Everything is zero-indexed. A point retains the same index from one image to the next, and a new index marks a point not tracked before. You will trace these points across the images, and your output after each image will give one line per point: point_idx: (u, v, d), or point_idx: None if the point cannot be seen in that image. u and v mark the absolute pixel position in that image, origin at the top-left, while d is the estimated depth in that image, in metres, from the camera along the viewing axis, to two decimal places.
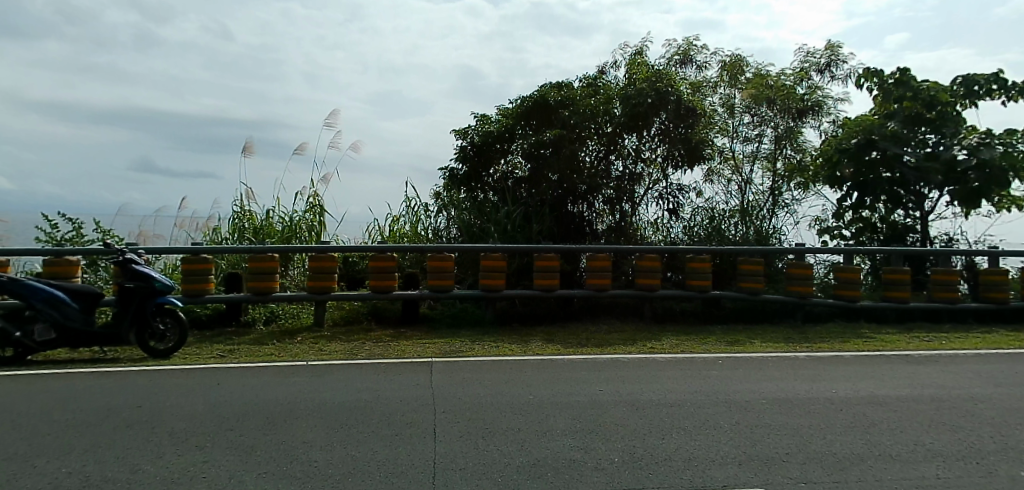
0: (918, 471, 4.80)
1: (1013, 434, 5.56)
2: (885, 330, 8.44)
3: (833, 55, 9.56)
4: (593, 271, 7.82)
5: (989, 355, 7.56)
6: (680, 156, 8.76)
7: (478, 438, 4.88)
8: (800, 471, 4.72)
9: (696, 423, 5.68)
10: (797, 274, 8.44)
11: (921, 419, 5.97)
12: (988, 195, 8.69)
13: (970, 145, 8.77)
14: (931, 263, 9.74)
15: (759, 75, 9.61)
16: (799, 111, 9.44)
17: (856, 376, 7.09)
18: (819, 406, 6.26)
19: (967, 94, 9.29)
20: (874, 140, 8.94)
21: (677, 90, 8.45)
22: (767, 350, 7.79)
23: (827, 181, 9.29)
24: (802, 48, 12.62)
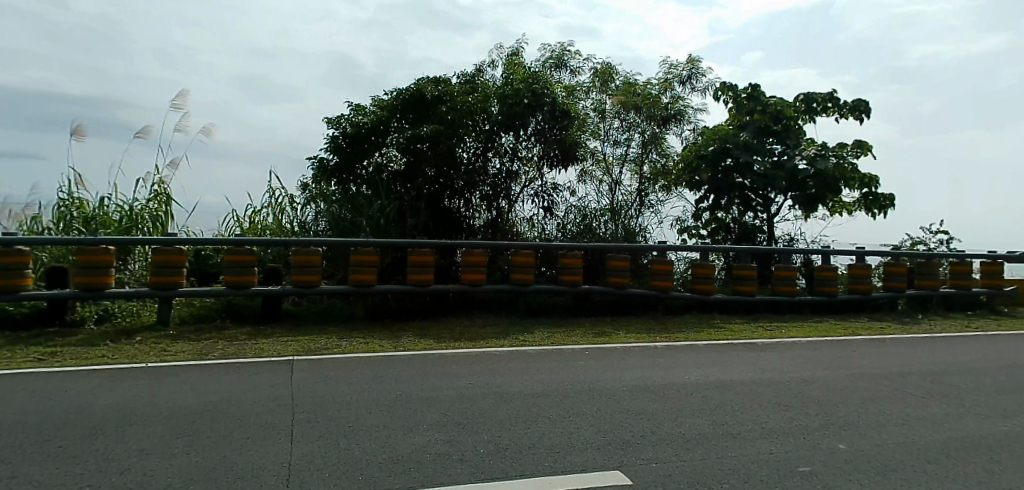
0: (754, 447, 5.34)
1: (832, 412, 6.38)
2: (734, 321, 9.26)
3: (694, 69, 10.33)
4: (467, 267, 7.84)
5: (818, 343, 8.58)
6: (555, 156, 9.06)
7: (339, 437, 4.76)
8: (651, 452, 5.07)
9: (560, 412, 5.92)
10: (660, 270, 9.05)
11: (758, 400, 6.64)
12: (823, 201, 9.79)
13: (809, 156, 9.82)
14: (775, 260, 10.78)
15: (628, 83, 10.11)
16: (663, 118, 10.05)
17: (706, 363, 7.74)
18: (671, 391, 6.76)
19: (807, 110, 10.24)
20: (728, 148, 9.74)
21: (552, 92, 8.74)
22: (630, 341, 8.29)
23: (687, 184, 9.98)
24: (666, 61, 13.37)
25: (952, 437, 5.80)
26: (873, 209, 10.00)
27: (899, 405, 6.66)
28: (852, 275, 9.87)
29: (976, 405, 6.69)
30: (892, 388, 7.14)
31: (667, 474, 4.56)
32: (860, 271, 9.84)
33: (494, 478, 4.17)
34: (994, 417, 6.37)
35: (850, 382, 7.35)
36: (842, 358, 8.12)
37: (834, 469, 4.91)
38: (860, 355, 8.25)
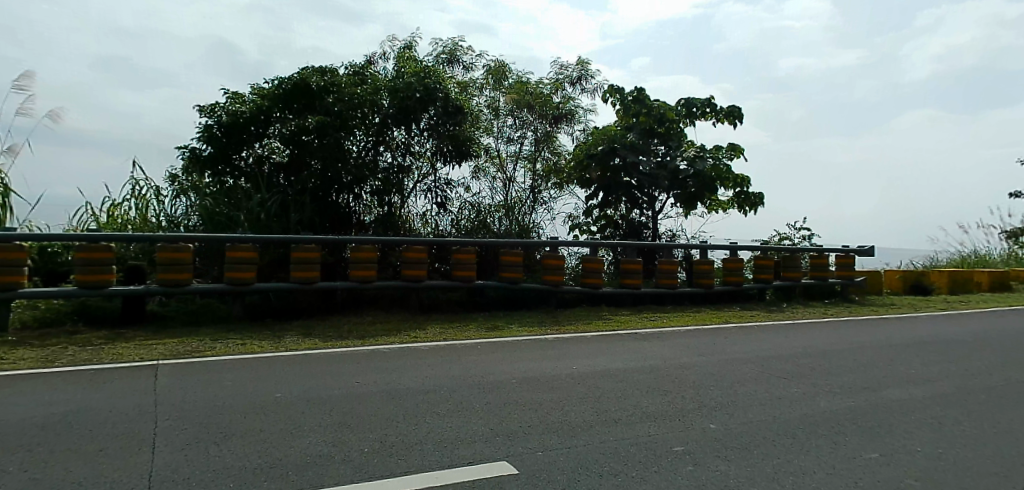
0: (635, 431, 5.65)
1: (705, 395, 6.91)
2: (620, 312, 9.73)
3: (584, 71, 10.70)
4: (356, 263, 7.68)
5: (695, 331, 9.23)
6: (448, 152, 9.11)
7: (210, 443, 4.51)
8: (538, 441, 5.23)
9: (449, 407, 5.95)
10: (551, 265, 9.31)
11: (639, 386, 7.04)
12: (701, 199, 10.46)
13: (689, 157, 10.44)
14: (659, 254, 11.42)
15: (520, 82, 10.27)
16: (554, 117, 10.37)
17: (593, 353, 8.09)
18: (558, 381, 7.00)
19: (687, 114, 10.91)
20: (616, 148, 10.19)
21: (444, 87, 8.84)
22: (521, 334, 8.48)
23: (578, 182, 10.34)
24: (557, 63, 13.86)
25: (806, 414, 6.48)
26: (745, 207, 10.69)
27: (762, 387, 7.32)
28: (727, 268, 10.57)
29: (826, 384, 7.50)
30: (757, 371, 7.84)
31: (552, 461, 4.74)
32: (734, 264, 10.56)
33: (378, 476, 4.12)
34: (840, 394, 7.18)
35: (722, 366, 7.98)
36: (716, 345, 8.79)
37: (705, 448, 5.34)
38: (731, 341, 8.97)
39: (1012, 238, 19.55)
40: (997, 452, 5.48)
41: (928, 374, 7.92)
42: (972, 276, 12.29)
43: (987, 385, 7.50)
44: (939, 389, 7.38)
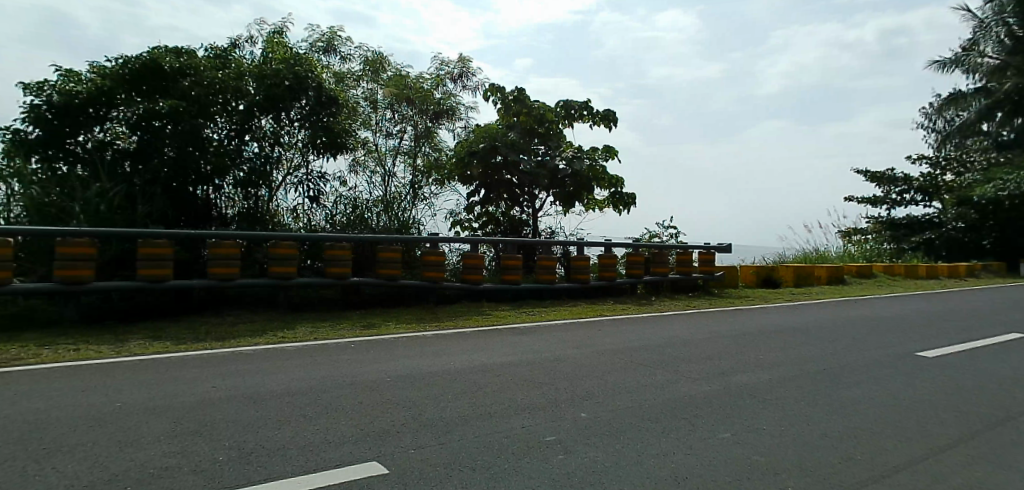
0: (509, 424, 5.78)
1: (578, 385, 7.23)
2: (500, 307, 9.90)
3: (465, 68, 10.78)
4: (217, 259, 7.27)
5: (571, 325, 9.61)
6: (322, 144, 8.82)
7: (29, 461, 4.02)
8: (411, 439, 5.19)
9: (318, 408, 5.76)
10: (431, 261, 9.27)
11: (515, 380, 7.21)
12: (579, 198, 10.89)
13: (567, 157, 10.75)
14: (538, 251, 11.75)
15: (399, 75, 10.26)
16: (435, 113, 10.36)
17: (471, 349, 8.17)
18: (436, 378, 7.01)
19: (566, 116, 11.28)
20: (497, 146, 10.28)
21: (317, 77, 8.69)
22: (398, 331, 8.39)
23: (460, 178, 10.36)
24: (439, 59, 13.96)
25: (669, 400, 6.98)
26: (619, 206, 11.19)
27: (630, 376, 7.78)
28: (602, 264, 11.08)
29: (687, 371, 8.13)
30: (626, 361, 8.32)
31: (425, 459, 4.72)
32: (608, 260, 11.10)
33: (233, 485, 3.88)
34: (698, 380, 7.81)
35: (595, 357, 8.38)
36: (590, 337, 9.21)
37: (576, 436, 5.58)
38: (604, 333, 9.45)
39: (844, 237, 22.32)
40: (827, 429, 6.22)
41: (773, 359, 8.82)
42: (812, 271, 13.83)
43: (820, 368, 8.50)
44: (781, 372, 8.25)
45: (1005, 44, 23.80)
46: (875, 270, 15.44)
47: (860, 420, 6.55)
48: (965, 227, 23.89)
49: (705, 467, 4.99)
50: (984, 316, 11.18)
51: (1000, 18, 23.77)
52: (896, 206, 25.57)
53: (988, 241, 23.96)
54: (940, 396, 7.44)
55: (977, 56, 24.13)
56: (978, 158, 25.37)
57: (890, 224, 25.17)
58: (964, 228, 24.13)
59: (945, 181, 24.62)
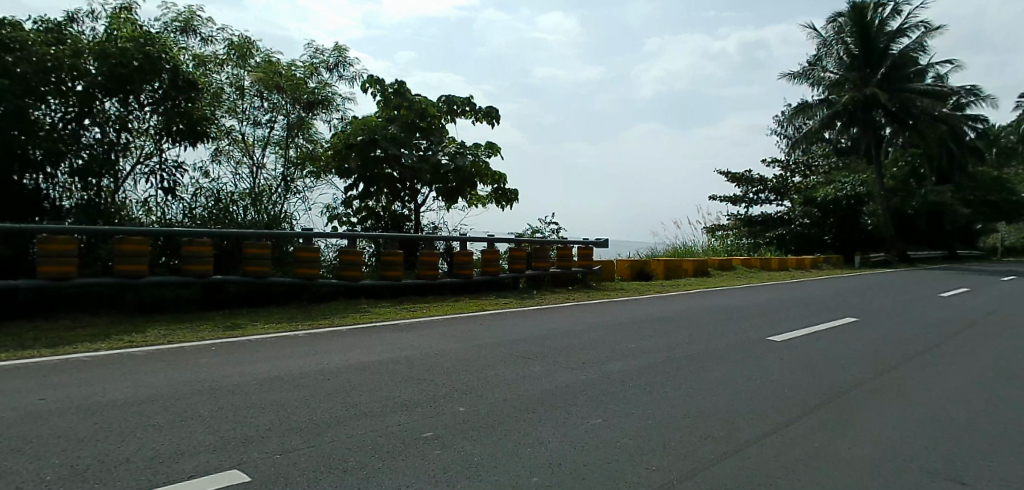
0: (385, 423, 5.69)
1: (457, 380, 7.26)
2: (380, 304, 9.71)
3: (341, 57, 10.45)
4: (50, 257, 6.61)
5: (453, 319, 9.66)
6: (178, 131, 8.68)
7: None
8: (277, 444, 4.95)
9: (172, 417, 5.34)
10: (305, 257, 8.95)
11: (392, 377, 7.11)
12: (462, 194, 10.92)
13: (450, 153, 10.73)
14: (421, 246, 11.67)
15: (268, 61, 9.97)
16: (308, 103, 10.21)
17: (348, 347, 7.96)
18: (307, 378, 6.75)
19: (449, 111, 11.30)
20: (376, 139, 10.08)
21: (171, 58, 8.44)
22: (267, 332, 7.97)
23: (337, 171, 10.14)
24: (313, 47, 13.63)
25: (546, 390, 7.20)
26: (501, 202, 11.34)
27: (509, 368, 7.94)
28: (485, 259, 11.19)
29: (564, 362, 8.43)
30: (506, 354, 8.48)
31: (292, 463, 4.52)
32: (491, 255, 11.22)
33: None
34: (574, 370, 8.12)
35: (476, 352, 8.47)
36: (471, 331, 9.32)
37: (453, 431, 5.60)
38: (485, 327, 9.60)
39: (709, 232, 24.31)
40: (689, 411, 6.72)
41: (644, 347, 9.41)
42: (680, 264, 14.89)
43: (686, 354, 9.17)
44: (651, 360, 8.81)
45: (844, 62, 26.92)
46: (734, 263, 16.92)
47: (717, 401, 7.14)
48: (809, 224, 26.96)
49: (578, 453, 5.21)
50: (824, 304, 12.62)
51: (841, 37, 26.68)
52: (756, 205, 28.14)
53: (828, 236, 27.18)
54: (786, 376, 8.29)
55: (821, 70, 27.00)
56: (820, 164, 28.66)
57: (748, 221, 28.19)
58: (809, 225, 27.12)
59: (793, 183, 28.19)
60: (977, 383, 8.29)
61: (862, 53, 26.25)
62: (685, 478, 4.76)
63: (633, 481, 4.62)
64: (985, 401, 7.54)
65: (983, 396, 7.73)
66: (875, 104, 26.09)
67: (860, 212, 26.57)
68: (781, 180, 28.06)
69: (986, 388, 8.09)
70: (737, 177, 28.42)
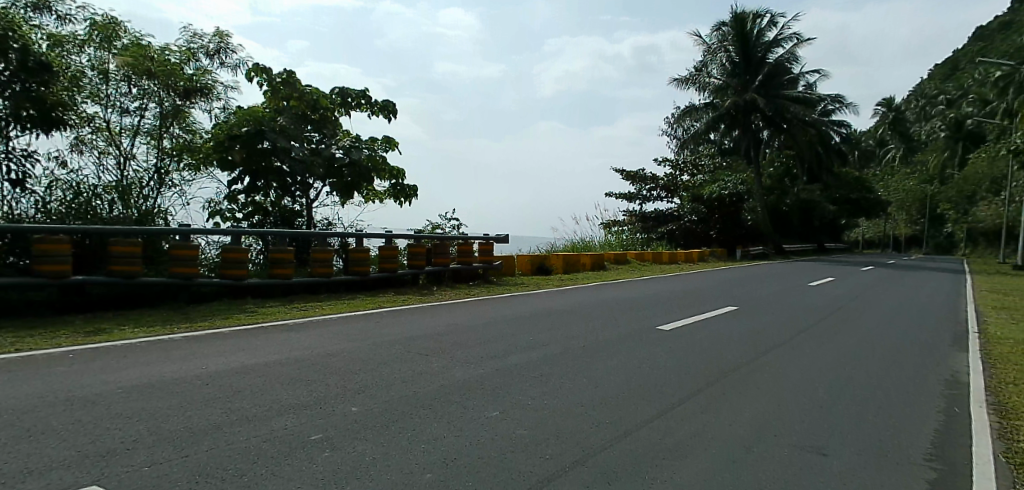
0: (270, 427, 5.46)
1: (351, 379, 7.10)
2: (268, 304, 9.28)
3: (223, 43, 10.21)
4: None
5: (347, 317, 9.43)
6: (30, 117, 7.92)
7: None
8: (146, 455, 4.62)
9: (19, 433, 4.82)
10: (181, 255, 8.42)
11: (279, 379, 6.84)
12: (358, 189, 10.63)
13: (344, 146, 10.54)
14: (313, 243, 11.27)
15: (136, 43, 9.39)
16: (186, 90, 9.64)
17: (231, 349, 7.55)
18: (183, 384, 6.34)
19: (342, 104, 10.98)
20: (264, 131, 9.76)
21: (19, 37, 7.70)
22: (136, 336, 7.41)
23: (219, 163, 9.65)
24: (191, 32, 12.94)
25: (443, 385, 7.20)
26: (400, 198, 11.19)
27: (406, 365, 7.88)
28: (382, 255, 11.01)
29: (462, 357, 8.48)
30: (403, 351, 8.40)
31: (161, 475, 4.23)
32: (389, 252, 11.02)
33: None
34: (472, 364, 8.19)
35: (373, 350, 8.32)
36: (366, 328, 9.15)
37: (344, 431, 5.47)
38: (381, 324, 9.45)
39: (607, 227, 25.36)
40: (582, 400, 6.97)
41: (541, 339, 9.64)
42: (579, 258, 15.42)
43: (581, 345, 9.50)
44: (548, 352, 9.04)
45: (727, 68, 28.80)
46: (628, 257, 17.74)
47: (608, 389, 7.46)
48: (697, 220, 28.57)
49: (472, 446, 5.26)
50: (710, 294, 13.52)
51: (723, 45, 28.57)
52: (649, 202, 29.59)
53: (714, 232, 28.78)
54: (673, 363, 8.80)
55: (706, 76, 28.70)
56: (708, 162, 30.62)
57: (642, 216, 29.73)
58: (698, 221, 28.74)
59: (682, 181, 29.61)
60: (836, 364, 9.24)
61: (742, 61, 28.49)
62: (575, 464, 4.95)
63: (526, 470, 4.74)
64: (843, 380, 8.41)
65: (840, 375, 8.64)
66: (753, 110, 28.58)
67: (742, 210, 28.52)
68: (673, 177, 29.59)
69: (843, 368, 9.04)
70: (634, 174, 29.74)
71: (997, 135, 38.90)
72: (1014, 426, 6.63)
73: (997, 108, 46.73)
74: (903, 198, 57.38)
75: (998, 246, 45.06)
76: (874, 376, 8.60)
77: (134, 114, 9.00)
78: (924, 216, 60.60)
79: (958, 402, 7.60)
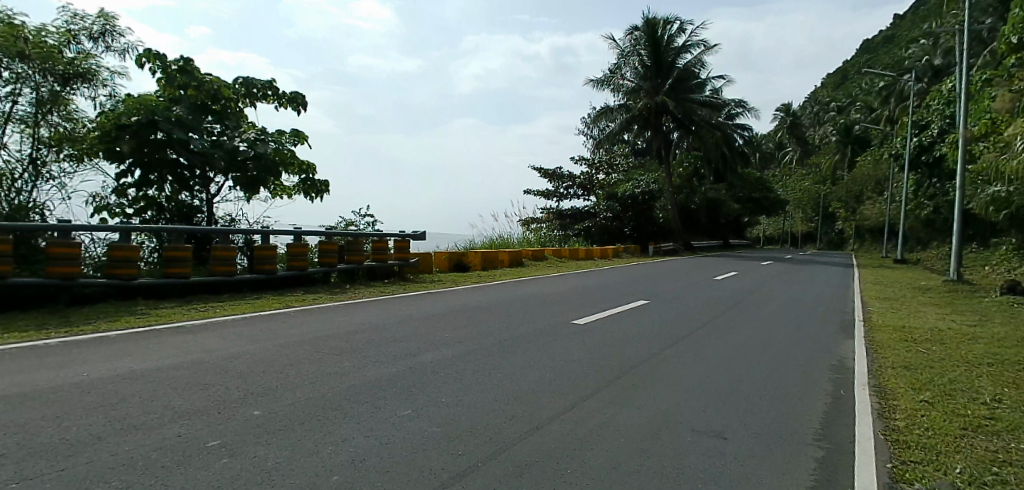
0: (162, 435, 5.13)
1: (254, 382, 6.80)
2: (162, 305, 8.75)
3: (108, 25, 9.67)
4: None
5: (252, 317, 9.06)
6: None
7: None
8: (15, 471, 4.21)
9: None
10: (60, 253, 7.86)
11: (173, 384, 6.45)
12: (263, 183, 10.56)
13: (248, 139, 10.26)
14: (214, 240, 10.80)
15: (7, 22, 8.61)
16: (64, 75, 9.08)
17: (119, 354, 7.05)
18: (61, 393, 5.84)
19: (246, 94, 10.84)
20: (156, 121, 9.34)
21: None
22: (5, 342, 6.77)
23: (106, 154, 9.24)
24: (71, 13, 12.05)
25: (354, 385, 7.03)
26: (310, 193, 10.86)
27: (314, 366, 7.63)
28: (291, 253, 10.68)
29: (374, 355, 8.33)
30: (311, 351, 8.14)
31: None
32: (298, 249, 10.73)
33: None
34: (385, 363, 8.05)
35: (279, 351, 8.01)
36: (273, 328, 8.82)
37: (244, 437, 5.22)
38: (290, 324, 9.15)
39: (524, 225, 25.72)
40: (494, 395, 7.01)
41: (457, 336, 9.64)
42: (496, 255, 15.60)
43: (496, 341, 9.57)
44: (463, 348, 9.05)
45: (639, 71, 29.97)
46: (545, 253, 18.09)
47: (521, 384, 7.54)
48: (612, 218, 30.15)
49: (381, 447, 5.16)
50: (623, 289, 14.02)
51: (637, 48, 29.61)
52: (565, 199, 30.25)
53: (628, 228, 30.54)
54: (585, 357, 9.03)
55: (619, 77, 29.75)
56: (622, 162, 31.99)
57: (558, 214, 30.42)
58: (612, 218, 30.30)
59: (597, 180, 30.52)
60: (735, 353, 9.83)
61: (654, 64, 29.39)
62: (487, 460, 4.96)
63: (436, 468, 4.69)
64: (740, 367, 8.96)
65: (737, 363, 9.20)
66: (664, 112, 29.80)
67: (653, 208, 30.56)
68: (588, 177, 30.16)
69: (740, 356, 9.64)
70: (550, 173, 30.34)
71: (880, 140, 42.78)
72: (889, 405, 7.25)
73: (880, 116, 51.38)
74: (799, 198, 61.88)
75: (880, 241, 49.64)
76: (768, 364, 9.22)
77: (5, 99, 8.22)
78: (817, 214, 65.87)
79: (843, 386, 8.24)
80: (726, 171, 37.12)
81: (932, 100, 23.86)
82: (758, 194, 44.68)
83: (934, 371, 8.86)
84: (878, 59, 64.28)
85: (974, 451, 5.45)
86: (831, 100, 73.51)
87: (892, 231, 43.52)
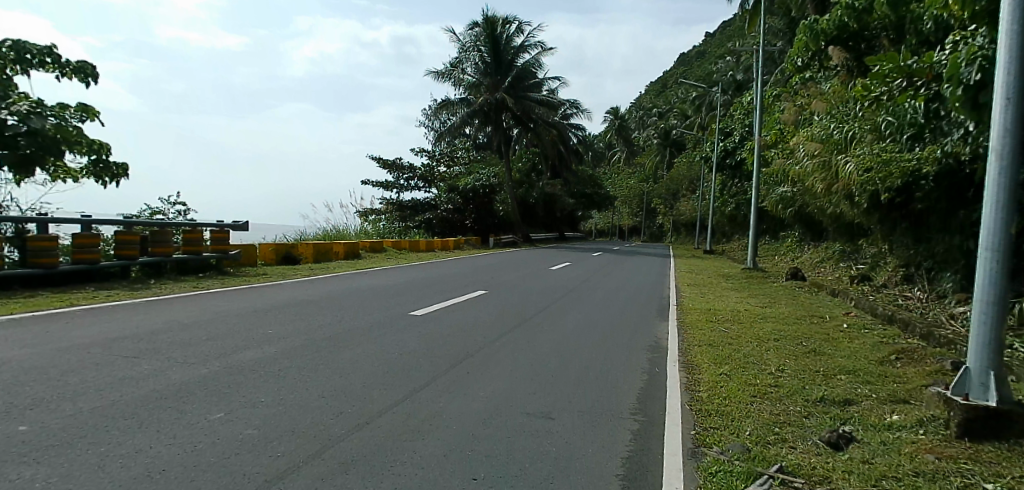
0: None
1: (20, 394, 5.82)
2: None
3: None
4: None
5: (26, 319, 7.84)
6: None
7: None
8: None
9: None
10: None
11: None
12: (41, 163, 9.30)
13: (20, 112, 9.06)
14: None
15: None
16: None
17: None
18: None
19: (17, 60, 9.77)
20: None
21: None
22: None
23: None
24: None
25: (153, 390, 6.30)
26: (104, 177, 9.69)
27: (106, 370, 6.76)
28: (77, 245, 9.46)
29: (182, 356, 7.54)
30: (102, 355, 7.18)
31: None
32: (86, 240, 9.53)
33: None
34: (195, 364, 7.33)
35: (58, 357, 6.93)
36: (55, 331, 7.68)
37: (5, 456, 4.40)
38: (77, 325, 8.04)
39: (362, 215, 25.18)
40: (320, 392, 6.71)
41: (283, 332, 9.11)
42: (330, 248, 15.33)
43: (327, 335, 9.21)
44: (287, 344, 8.55)
45: (479, 67, 30.70)
46: (382, 246, 17.83)
47: (348, 378, 7.30)
48: (453, 210, 30.58)
49: (187, 454, 4.61)
50: (462, 280, 14.33)
51: (476, 44, 30.46)
52: (405, 191, 30.08)
53: (469, 221, 31.10)
54: (420, 348, 9.00)
55: (460, 72, 30.25)
56: (462, 156, 32.68)
57: (399, 206, 30.21)
58: (453, 210, 30.67)
59: (438, 172, 30.73)
60: (561, 337, 10.49)
61: (493, 62, 30.45)
62: (311, 458, 4.66)
63: (251, 471, 4.30)
64: (565, 351, 9.54)
65: (562, 347, 9.82)
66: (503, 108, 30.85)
67: (492, 200, 31.37)
68: (428, 168, 30.24)
69: (565, 341, 10.29)
70: (389, 163, 29.90)
71: (692, 143, 48.34)
72: (695, 379, 8.09)
73: (695, 123, 57.96)
74: (626, 194, 67.47)
75: (693, 235, 55.87)
76: (589, 347, 9.93)
77: None
78: (640, 210, 72.65)
79: (657, 364, 9.07)
80: (562, 168, 39.35)
81: (736, 109, 27.84)
82: (590, 190, 47.95)
83: (733, 347, 10.13)
84: (691, 72, 72.38)
85: (761, 415, 6.18)
86: (656, 106, 81.15)
87: (702, 225, 49.38)
